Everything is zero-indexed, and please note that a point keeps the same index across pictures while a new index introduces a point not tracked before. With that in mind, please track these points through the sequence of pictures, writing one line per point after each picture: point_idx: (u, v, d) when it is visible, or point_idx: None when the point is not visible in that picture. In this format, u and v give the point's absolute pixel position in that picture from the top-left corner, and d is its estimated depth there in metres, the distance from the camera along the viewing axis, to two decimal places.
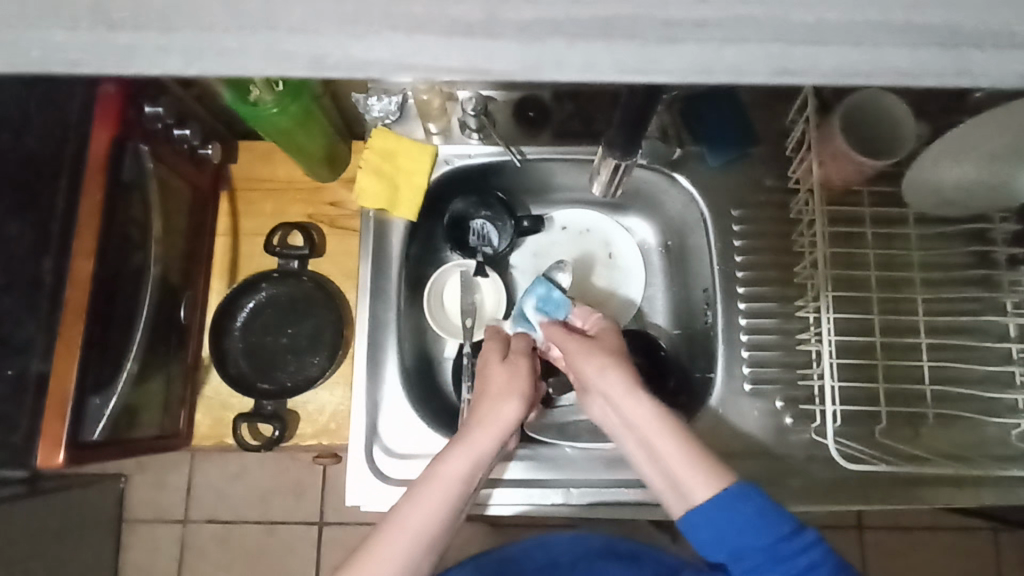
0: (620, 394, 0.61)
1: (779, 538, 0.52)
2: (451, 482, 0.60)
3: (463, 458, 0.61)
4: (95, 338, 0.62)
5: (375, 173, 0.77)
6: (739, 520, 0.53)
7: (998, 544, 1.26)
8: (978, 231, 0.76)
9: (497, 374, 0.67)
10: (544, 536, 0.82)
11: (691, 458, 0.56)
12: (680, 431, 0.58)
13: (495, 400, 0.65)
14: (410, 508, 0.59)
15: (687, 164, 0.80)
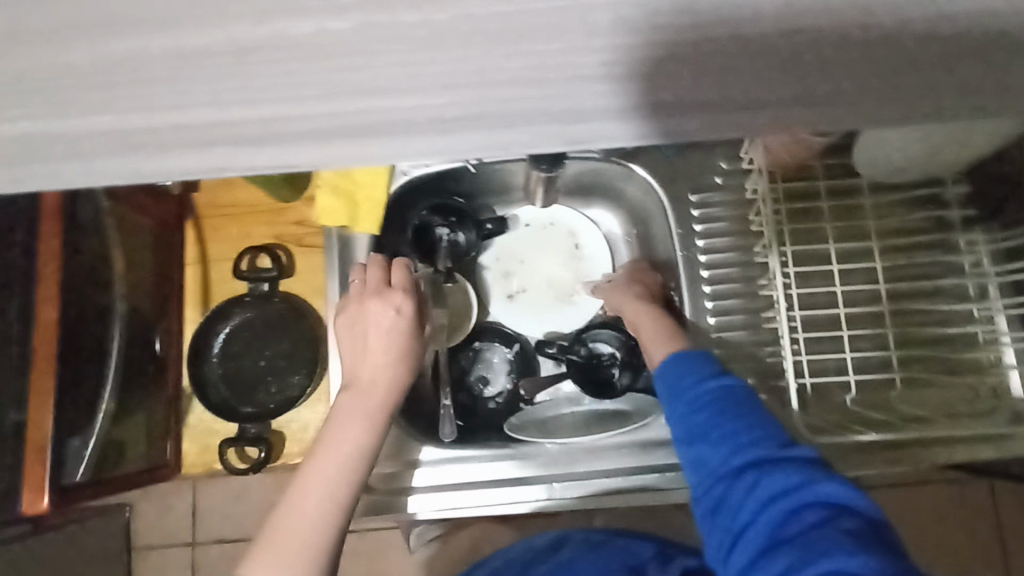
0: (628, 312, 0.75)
1: (701, 380, 0.57)
2: (344, 452, 0.59)
3: (355, 419, 0.60)
4: (67, 382, 0.63)
5: (333, 191, 0.76)
6: (680, 375, 0.58)
7: (993, 492, 1.28)
8: (932, 196, 0.77)
9: (369, 314, 0.63)
10: (520, 541, 0.86)
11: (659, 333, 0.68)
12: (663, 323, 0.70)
13: (377, 354, 0.62)
14: (308, 488, 0.57)
15: (642, 154, 0.81)
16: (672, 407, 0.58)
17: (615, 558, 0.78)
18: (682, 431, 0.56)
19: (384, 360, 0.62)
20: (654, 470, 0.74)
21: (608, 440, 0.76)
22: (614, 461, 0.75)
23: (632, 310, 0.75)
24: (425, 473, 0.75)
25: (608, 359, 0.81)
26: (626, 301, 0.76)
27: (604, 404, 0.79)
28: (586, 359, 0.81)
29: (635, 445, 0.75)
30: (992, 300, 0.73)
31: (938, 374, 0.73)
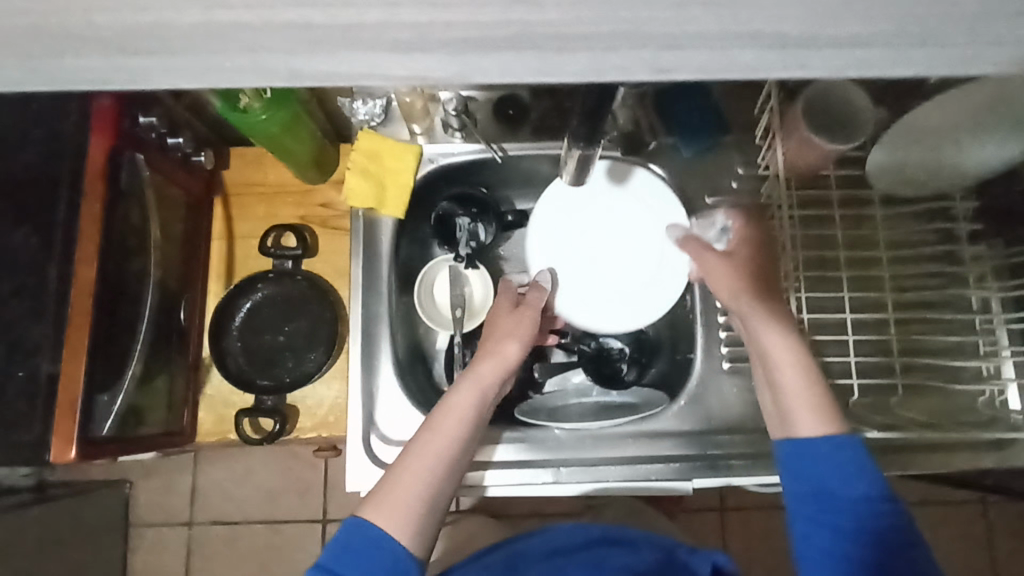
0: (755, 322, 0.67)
1: (869, 496, 0.59)
2: (457, 417, 0.66)
3: (469, 391, 0.68)
4: (99, 340, 0.66)
5: (363, 174, 0.80)
6: (830, 468, 0.61)
7: (987, 515, 1.30)
8: (941, 209, 0.79)
9: (504, 319, 0.75)
10: (547, 528, 0.85)
11: (807, 391, 0.63)
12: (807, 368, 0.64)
13: (499, 343, 0.72)
14: (427, 443, 0.64)
15: (661, 156, 0.84)
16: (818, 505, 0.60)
17: (645, 555, 0.80)
18: (822, 533, 0.60)
19: (504, 347, 0.72)
20: (659, 461, 0.76)
21: (615, 428, 0.78)
22: (621, 450, 0.77)
23: (771, 336, 0.65)
24: None
25: (619, 354, 0.84)
26: (762, 313, 0.67)
27: (610, 396, 0.83)
28: (597, 351, 0.85)
29: (642, 436, 0.77)
30: (995, 312, 0.76)
31: (939, 381, 0.75)
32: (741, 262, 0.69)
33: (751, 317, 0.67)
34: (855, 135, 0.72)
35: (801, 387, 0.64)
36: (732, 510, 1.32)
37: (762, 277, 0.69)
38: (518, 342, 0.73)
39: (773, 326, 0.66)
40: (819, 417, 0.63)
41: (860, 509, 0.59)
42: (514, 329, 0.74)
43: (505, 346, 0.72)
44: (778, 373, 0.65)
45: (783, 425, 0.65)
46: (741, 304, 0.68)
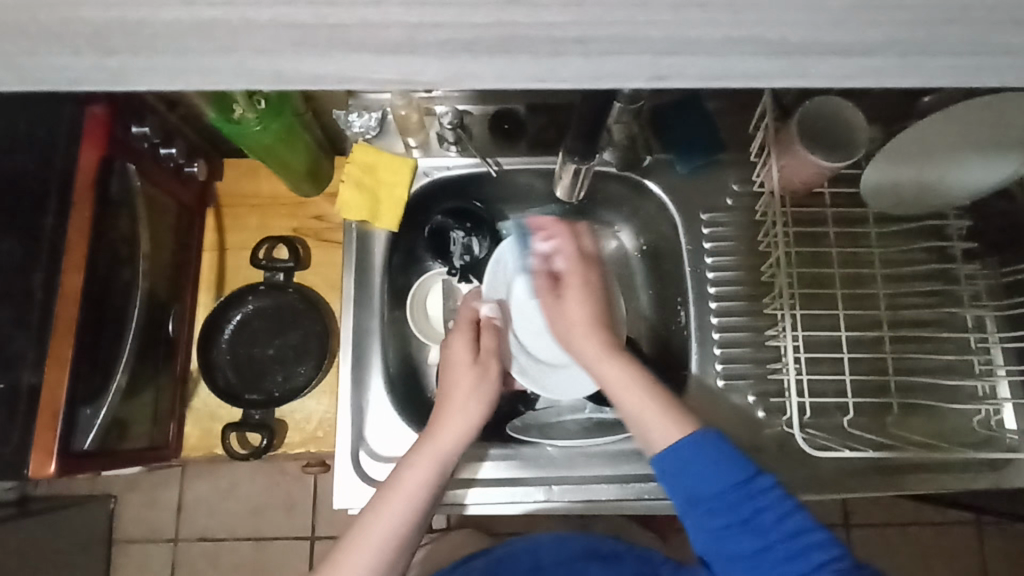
0: (593, 357, 0.68)
1: (737, 483, 0.57)
2: (409, 492, 0.64)
3: (426, 461, 0.66)
4: (85, 352, 0.65)
5: (357, 186, 0.80)
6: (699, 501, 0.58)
7: (982, 536, 1.29)
8: (935, 228, 0.79)
9: (464, 373, 0.70)
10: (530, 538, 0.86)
11: (659, 409, 0.63)
12: (646, 385, 0.65)
13: (456, 411, 0.68)
14: (380, 514, 0.64)
15: (657, 171, 0.83)
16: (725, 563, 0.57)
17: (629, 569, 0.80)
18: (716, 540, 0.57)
19: (468, 415, 0.68)
20: (652, 479, 0.75)
21: (609, 446, 0.77)
22: (614, 468, 0.75)
23: (605, 368, 0.68)
24: None
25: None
26: (594, 350, 0.68)
27: (604, 413, 0.82)
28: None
29: (635, 454, 0.76)
30: (989, 331, 0.76)
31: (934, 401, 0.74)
32: (575, 310, 0.70)
33: (575, 340, 0.70)
34: (851, 152, 0.72)
35: (639, 403, 0.64)
36: None
37: (603, 318, 0.71)
38: (481, 407, 0.69)
39: (588, 341, 0.69)
40: (675, 421, 0.62)
41: (730, 534, 0.56)
42: (473, 392, 0.70)
43: (469, 412, 0.68)
44: (619, 395, 0.66)
45: (645, 444, 0.63)
46: (584, 338, 0.69)
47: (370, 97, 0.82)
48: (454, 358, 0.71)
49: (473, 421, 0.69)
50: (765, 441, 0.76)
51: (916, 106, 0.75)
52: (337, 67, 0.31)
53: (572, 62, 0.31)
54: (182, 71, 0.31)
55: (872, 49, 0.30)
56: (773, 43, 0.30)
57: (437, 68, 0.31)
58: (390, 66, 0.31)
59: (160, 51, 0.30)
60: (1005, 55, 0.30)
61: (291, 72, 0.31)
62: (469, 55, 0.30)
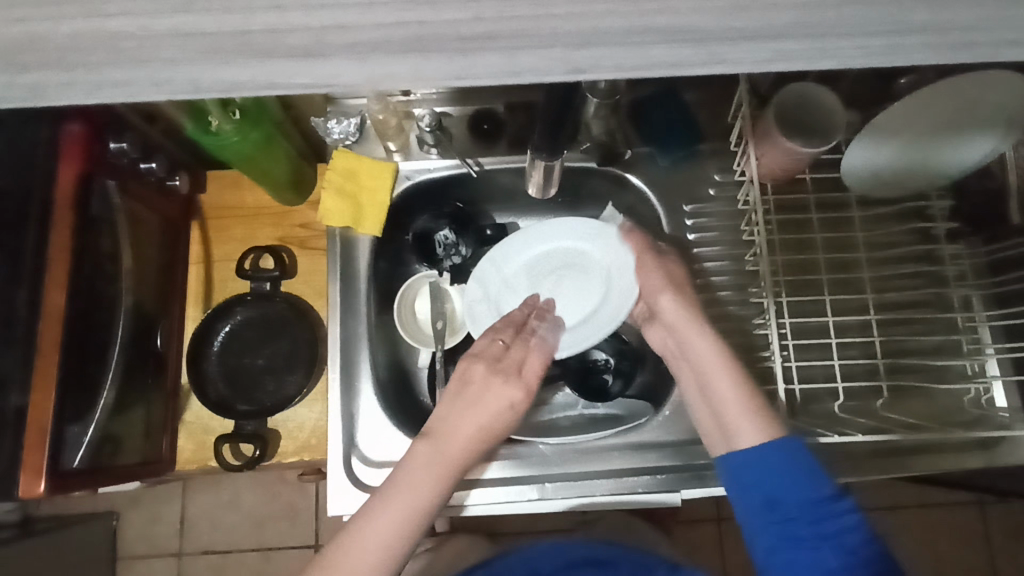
0: (680, 330, 0.69)
1: (820, 498, 0.57)
2: (411, 503, 0.61)
3: (430, 468, 0.63)
4: (71, 369, 0.65)
5: (338, 192, 0.80)
6: (786, 474, 0.58)
7: (984, 516, 1.29)
8: (916, 210, 0.80)
9: (492, 386, 0.66)
10: (525, 550, 0.85)
11: (745, 403, 0.63)
12: (736, 376, 0.65)
13: (470, 422, 0.64)
14: (378, 517, 0.60)
15: (638, 165, 0.84)
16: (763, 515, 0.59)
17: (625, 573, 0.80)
18: (784, 546, 0.57)
19: (477, 422, 0.65)
20: (646, 473, 0.74)
21: (600, 440, 0.77)
22: (607, 463, 0.76)
23: (695, 338, 0.68)
24: None
25: (602, 364, 0.82)
26: (680, 316, 0.70)
27: (598, 408, 0.83)
28: (582, 364, 0.82)
29: (627, 447, 0.76)
30: (976, 311, 0.76)
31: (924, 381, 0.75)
32: (674, 275, 0.73)
33: (665, 305, 0.72)
34: (829, 135, 0.72)
35: (727, 393, 0.64)
36: (730, 520, 1.31)
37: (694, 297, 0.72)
38: (489, 420, 0.65)
39: (675, 309, 0.70)
40: (759, 424, 0.62)
41: (810, 512, 0.57)
42: (485, 402, 0.65)
43: (477, 417, 0.65)
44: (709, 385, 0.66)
45: (725, 440, 0.64)
46: (673, 302, 0.71)
47: (348, 104, 0.83)
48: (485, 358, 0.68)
49: (492, 424, 0.65)
50: None
51: (892, 89, 0.75)
52: (259, 72, 0.30)
53: (484, 62, 0.30)
54: (100, 85, 0.29)
55: (823, 25, 0.29)
56: (719, 26, 0.29)
57: (348, 73, 0.30)
58: (302, 71, 0.30)
59: (74, 66, 0.29)
60: (964, 29, 0.29)
61: (211, 77, 0.30)
62: (404, 55, 0.29)
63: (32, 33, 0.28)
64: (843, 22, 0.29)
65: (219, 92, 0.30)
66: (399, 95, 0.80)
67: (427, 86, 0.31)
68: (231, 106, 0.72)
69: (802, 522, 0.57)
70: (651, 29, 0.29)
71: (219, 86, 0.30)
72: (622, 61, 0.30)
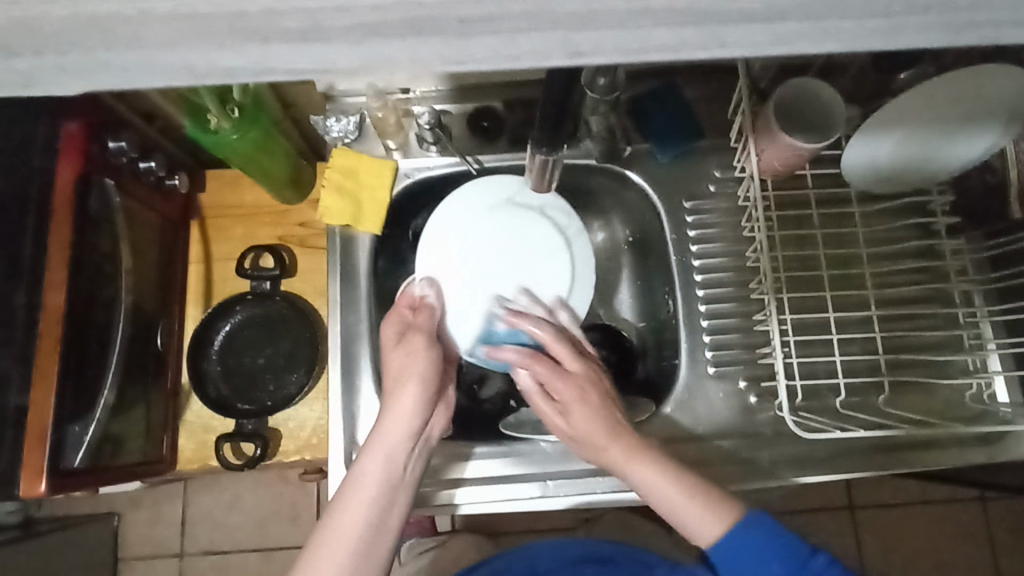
0: (622, 466, 0.66)
1: (797, 560, 0.62)
2: (364, 487, 0.65)
3: (372, 455, 0.66)
4: (70, 370, 0.65)
5: (338, 191, 0.80)
6: (760, 548, 0.62)
7: (987, 513, 1.29)
8: (918, 205, 0.79)
9: (394, 357, 0.70)
10: (526, 547, 0.84)
11: (697, 500, 0.64)
12: (680, 480, 0.64)
13: (398, 391, 0.68)
14: (334, 519, 0.64)
15: (638, 161, 0.83)
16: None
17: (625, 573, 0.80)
18: None
19: (404, 395, 0.68)
20: None
21: None
22: None
23: (636, 469, 0.66)
24: (434, 469, 0.75)
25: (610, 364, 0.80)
26: (614, 455, 0.67)
27: None
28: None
29: None
30: (977, 306, 0.76)
31: (925, 377, 0.74)
32: (583, 424, 0.67)
33: (590, 446, 0.67)
34: (829, 133, 0.72)
35: (681, 500, 0.64)
36: None
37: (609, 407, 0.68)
38: (417, 389, 0.68)
39: (604, 448, 0.67)
40: (720, 510, 0.63)
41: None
42: (404, 370, 0.69)
43: (404, 391, 0.68)
44: (658, 496, 0.65)
45: (688, 534, 0.65)
46: (602, 446, 0.67)
47: (347, 102, 0.83)
48: (387, 340, 0.72)
49: (408, 399, 0.68)
50: (758, 426, 0.76)
51: (892, 82, 0.75)
52: (251, 59, 0.29)
53: (485, 40, 0.28)
54: (91, 70, 0.29)
55: (832, 9, 0.28)
56: (726, 9, 0.28)
57: (347, 55, 0.29)
58: (302, 54, 0.29)
59: (64, 50, 0.28)
60: (978, 14, 0.29)
61: (205, 63, 0.29)
62: (401, 40, 0.28)
63: (21, 17, 0.27)
64: (851, 6, 0.28)
65: (214, 77, 0.29)
66: (398, 93, 0.81)
67: (430, 70, 0.30)
68: (230, 104, 0.73)
69: None
70: (656, 13, 0.28)
71: (213, 70, 0.29)
72: (627, 45, 0.29)
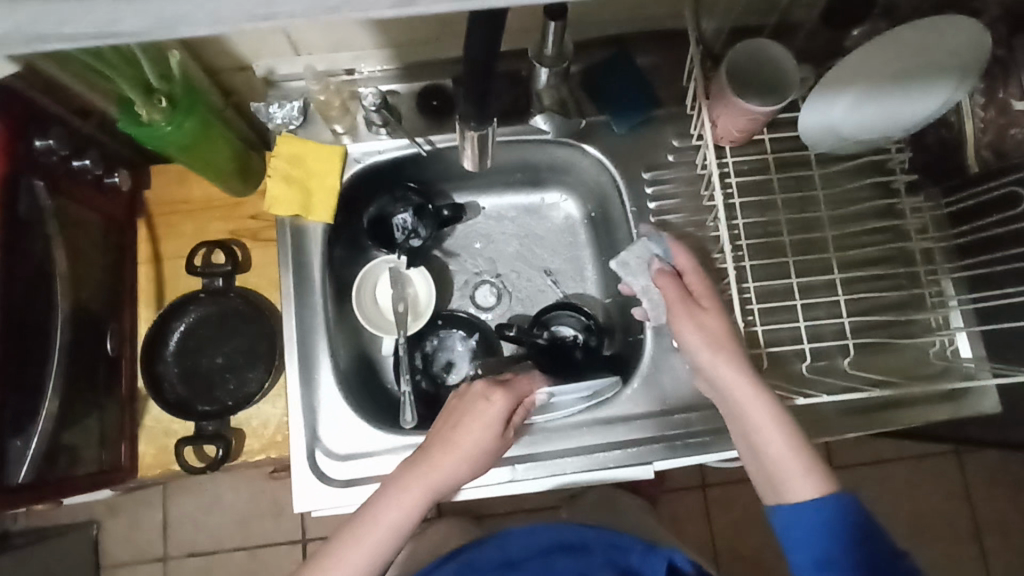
0: (740, 394, 0.62)
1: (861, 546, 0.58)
2: (392, 525, 0.64)
3: (418, 503, 0.64)
4: (8, 382, 0.62)
5: (285, 179, 0.77)
6: (825, 528, 0.59)
7: (962, 465, 1.31)
8: (877, 164, 0.78)
9: (479, 433, 0.65)
10: (504, 534, 0.83)
11: (799, 460, 0.61)
12: (791, 433, 0.61)
13: (466, 462, 0.65)
14: (353, 544, 0.63)
15: (595, 134, 0.81)
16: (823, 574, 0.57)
17: (598, 560, 0.77)
18: None
19: (466, 466, 0.65)
20: (616, 447, 0.74)
21: (568, 418, 0.75)
22: (577, 440, 0.74)
23: (762, 411, 0.61)
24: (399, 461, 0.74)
25: (574, 338, 0.83)
26: (738, 379, 0.62)
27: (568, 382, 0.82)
28: (552, 341, 0.82)
29: (597, 422, 0.75)
30: (938, 264, 0.75)
31: (889, 337, 0.74)
32: (695, 339, 0.64)
33: (730, 380, 0.62)
34: (783, 95, 0.70)
35: (786, 456, 0.61)
36: (713, 486, 1.32)
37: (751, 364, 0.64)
38: (479, 466, 0.66)
39: (736, 376, 0.62)
40: (810, 476, 0.60)
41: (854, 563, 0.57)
42: (480, 445, 0.65)
43: (467, 464, 0.65)
44: (763, 443, 0.61)
45: (772, 490, 0.62)
46: (733, 373, 0.62)
47: (290, 86, 0.79)
48: (474, 411, 0.66)
49: (472, 466, 0.65)
50: None
51: (846, 40, 0.73)
52: None
53: None
54: None
55: None
56: None
57: None
58: None
59: None
60: None
61: None
62: None
63: None
64: None
65: None
66: (342, 74, 0.79)
67: None
68: (157, 94, 0.69)
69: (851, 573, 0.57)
70: None
71: None
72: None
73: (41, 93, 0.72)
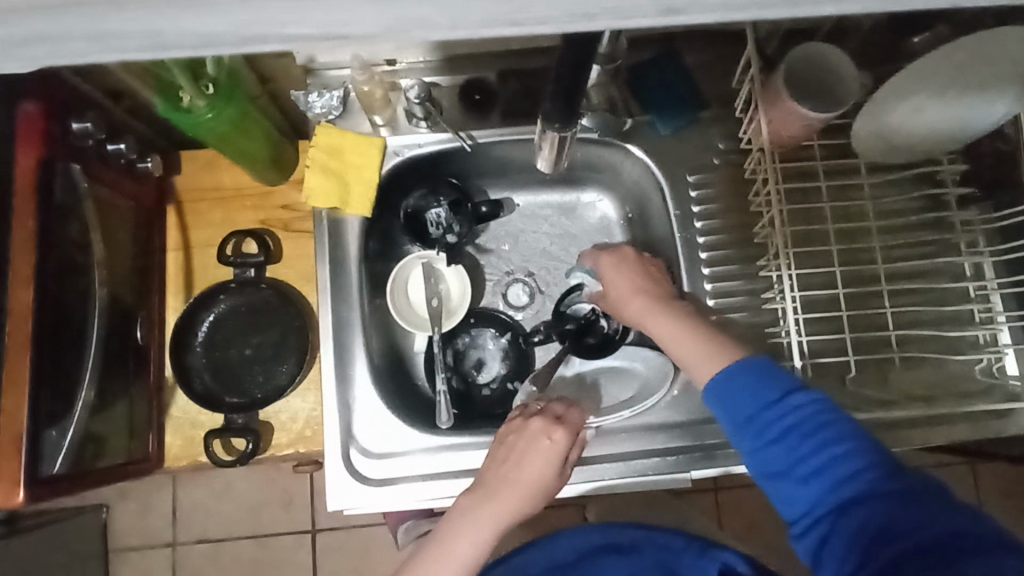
0: (649, 320, 0.70)
1: (776, 402, 0.55)
2: (461, 559, 0.64)
3: (485, 536, 0.64)
4: (43, 369, 0.60)
5: (324, 171, 0.75)
6: (744, 388, 0.57)
7: (976, 476, 1.30)
8: (927, 175, 0.77)
9: (540, 468, 0.65)
10: (547, 539, 0.82)
11: (698, 344, 0.64)
12: (694, 330, 0.65)
13: (530, 497, 0.65)
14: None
15: (638, 134, 0.79)
16: (739, 435, 0.56)
17: (649, 562, 0.76)
18: (759, 459, 0.55)
19: (530, 501, 0.65)
20: (655, 455, 0.73)
21: (607, 422, 0.74)
22: (615, 447, 0.73)
23: (661, 322, 0.68)
24: (432, 461, 0.72)
25: (594, 313, 0.80)
26: (640, 309, 0.71)
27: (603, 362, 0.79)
28: (580, 324, 0.80)
29: (635, 429, 0.74)
30: (988, 278, 0.74)
31: (936, 351, 0.72)
32: (613, 286, 0.74)
33: (638, 316, 0.71)
34: (840, 102, 0.69)
35: (687, 344, 0.65)
36: (726, 489, 1.32)
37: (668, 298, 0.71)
38: (542, 500, 0.66)
39: (636, 307, 0.71)
40: (714, 358, 0.62)
41: (765, 420, 0.55)
42: (545, 481, 0.65)
43: (532, 500, 0.65)
44: (671, 347, 0.66)
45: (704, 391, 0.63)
46: (635, 305, 0.72)
47: (329, 75, 0.78)
48: (536, 447, 0.65)
49: (535, 499, 0.66)
50: None
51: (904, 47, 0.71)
52: None
53: None
54: None
55: None
56: None
57: None
58: None
59: None
60: None
61: None
62: None
63: None
64: None
65: None
66: (385, 64, 0.78)
67: None
68: (204, 81, 0.68)
69: (764, 427, 0.55)
70: None
71: None
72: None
73: (76, 73, 0.70)
